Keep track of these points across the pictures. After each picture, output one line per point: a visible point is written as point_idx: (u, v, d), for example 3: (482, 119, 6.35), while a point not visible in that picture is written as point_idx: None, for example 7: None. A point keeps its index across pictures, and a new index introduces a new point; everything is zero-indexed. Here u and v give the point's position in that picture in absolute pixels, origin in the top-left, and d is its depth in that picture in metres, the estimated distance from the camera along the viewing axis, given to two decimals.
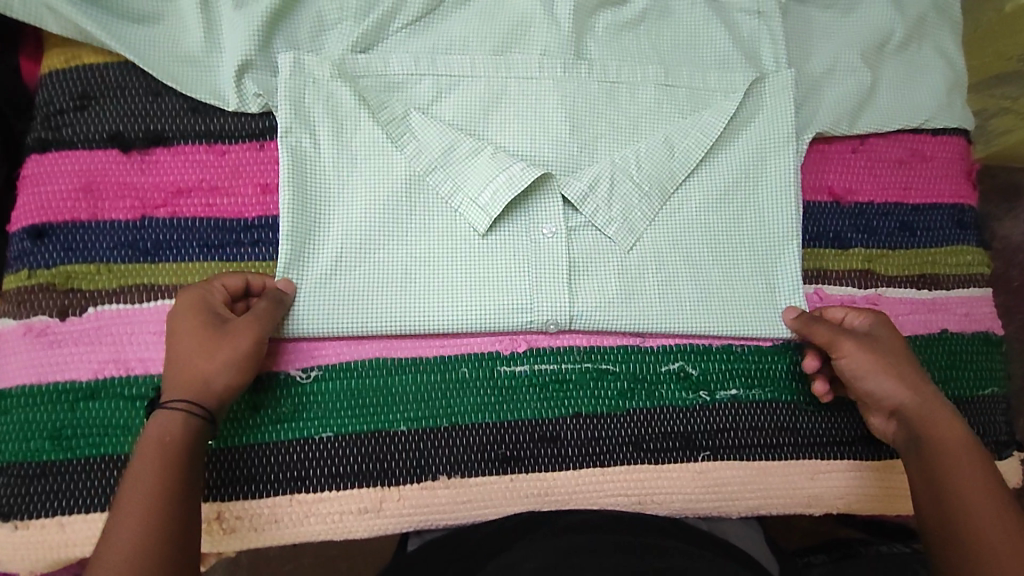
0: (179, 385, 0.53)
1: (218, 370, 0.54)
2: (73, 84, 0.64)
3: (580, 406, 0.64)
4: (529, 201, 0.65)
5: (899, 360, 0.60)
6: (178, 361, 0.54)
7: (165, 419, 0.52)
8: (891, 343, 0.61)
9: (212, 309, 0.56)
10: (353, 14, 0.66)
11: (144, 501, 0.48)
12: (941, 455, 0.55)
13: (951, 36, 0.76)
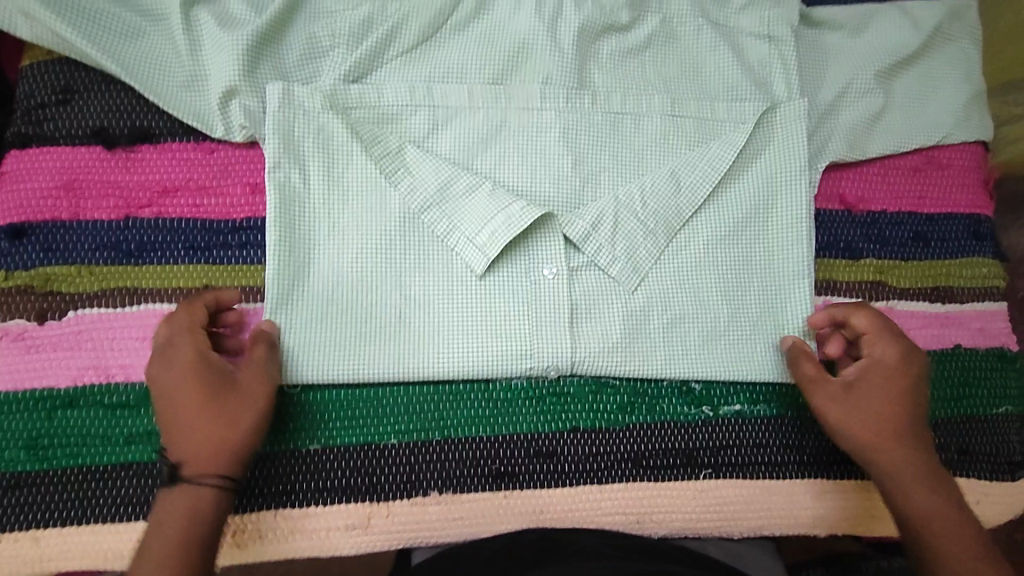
0: (201, 455, 0.51)
1: (241, 433, 0.52)
2: (55, 78, 0.62)
3: (577, 420, 0.62)
4: (529, 242, 0.63)
5: (885, 409, 0.57)
6: (185, 428, 0.51)
7: (180, 492, 0.50)
8: (881, 387, 0.58)
9: (214, 367, 0.53)
10: (346, 41, 0.64)
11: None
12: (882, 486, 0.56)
13: (969, 45, 0.73)
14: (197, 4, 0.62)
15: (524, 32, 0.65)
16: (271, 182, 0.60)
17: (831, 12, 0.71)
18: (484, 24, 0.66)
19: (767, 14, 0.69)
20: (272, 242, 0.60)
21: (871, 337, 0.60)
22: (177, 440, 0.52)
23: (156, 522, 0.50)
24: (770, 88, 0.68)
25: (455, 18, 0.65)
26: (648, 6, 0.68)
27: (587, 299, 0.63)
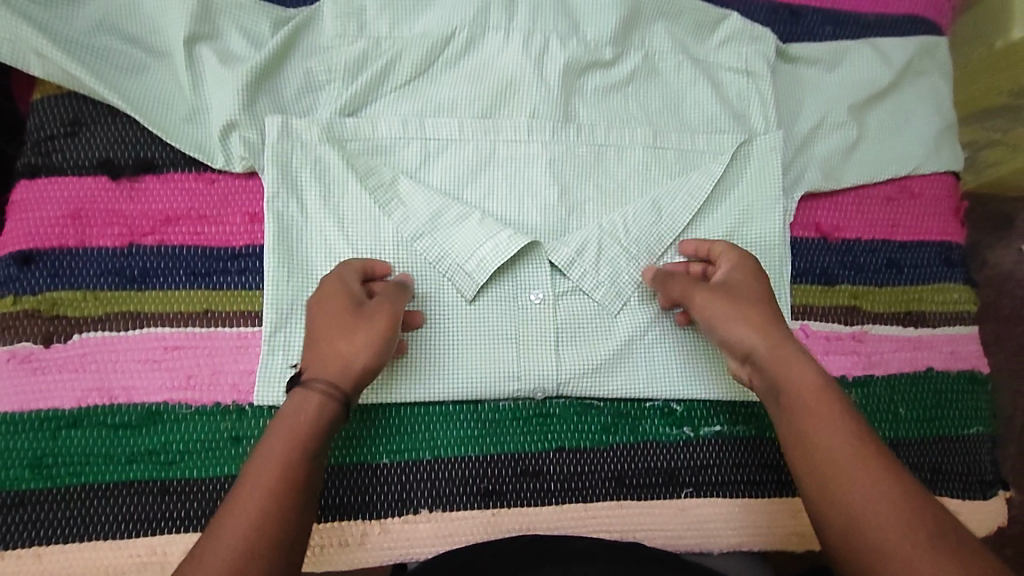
0: (321, 364, 0.54)
1: (357, 351, 0.54)
2: (65, 111, 0.65)
3: (563, 441, 0.64)
4: (516, 267, 0.66)
5: (750, 298, 0.58)
6: (314, 340, 0.55)
7: (298, 398, 0.52)
8: (744, 281, 0.59)
9: (352, 296, 0.57)
10: (342, 75, 0.67)
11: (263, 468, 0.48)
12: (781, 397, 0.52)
13: (939, 80, 0.77)
14: (199, 40, 0.65)
15: (512, 68, 0.68)
16: (271, 212, 0.63)
17: (807, 48, 0.74)
18: (474, 59, 0.69)
19: (745, 50, 0.72)
20: (271, 270, 0.62)
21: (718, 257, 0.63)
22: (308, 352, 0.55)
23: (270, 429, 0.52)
24: (748, 121, 0.71)
25: (446, 54, 0.68)
26: (630, 42, 0.71)
27: (571, 323, 0.65)
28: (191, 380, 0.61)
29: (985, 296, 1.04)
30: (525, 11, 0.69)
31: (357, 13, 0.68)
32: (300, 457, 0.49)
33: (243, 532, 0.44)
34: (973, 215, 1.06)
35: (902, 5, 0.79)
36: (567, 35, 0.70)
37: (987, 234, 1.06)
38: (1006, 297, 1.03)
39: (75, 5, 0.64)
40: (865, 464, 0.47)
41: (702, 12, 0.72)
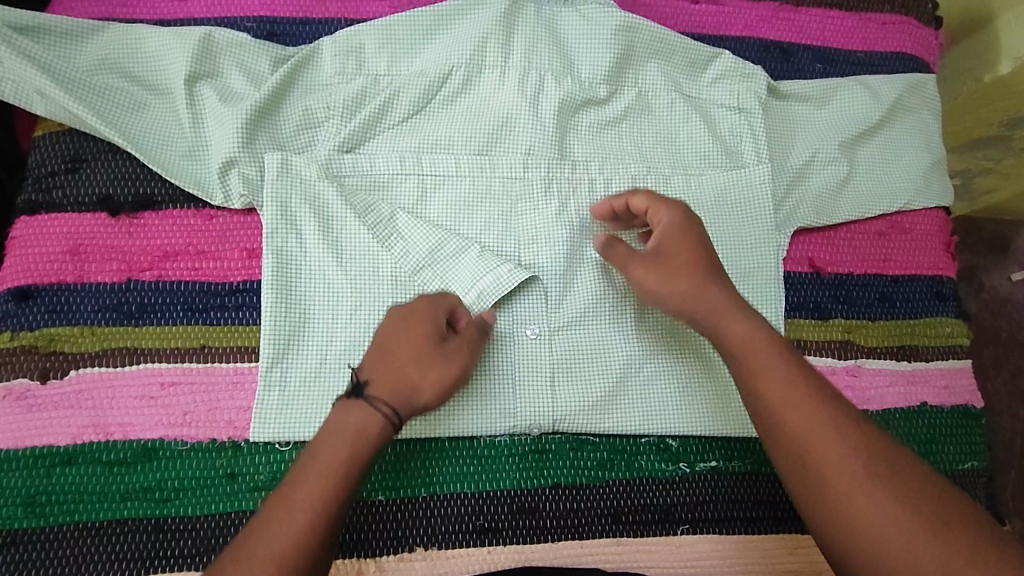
0: (387, 387, 0.55)
1: (425, 386, 0.56)
2: (67, 147, 0.66)
3: (558, 477, 0.64)
4: (512, 302, 0.66)
5: (691, 264, 0.58)
6: (391, 360, 0.56)
7: (357, 411, 0.54)
8: (676, 247, 0.59)
9: (436, 324, 0.58)
10: (341, 112, 0.68)
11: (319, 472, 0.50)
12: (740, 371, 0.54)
13: (928, 116, 0.78)
14: (200, 79, 0.66)
15: (507, 107, 0.70)
16: (270, 247, 0.64)
17: (798, 85, 0.75)
18: (470, 98, 0.70)
19: (737, 87, 0.73)
20: (269, 305, 0.63)
21: (656, 209, 0.61)
22: (377, 364, 0.56)
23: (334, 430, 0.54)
24: (740, 157, 0.72)
25: (443, 92, 0.70)
26: (624, 80, 0.72)
27: (568, 357, 0.66)
28: (187, 417, 0.61)
29: (982, 321, 1.04)
30: (521, 50, 0.70)
31: (356, 51, 0.69)
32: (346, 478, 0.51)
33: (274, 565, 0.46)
34: (969, 239, 1.08)
35: (891, 43, 0.80)
36: (563, 74, 0.71)
37: (982, 258, 1.07)
38: (1001, 321, 1.04)
39: (78, 44, 0.66)
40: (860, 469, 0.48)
41: (695, 50, 0.73)
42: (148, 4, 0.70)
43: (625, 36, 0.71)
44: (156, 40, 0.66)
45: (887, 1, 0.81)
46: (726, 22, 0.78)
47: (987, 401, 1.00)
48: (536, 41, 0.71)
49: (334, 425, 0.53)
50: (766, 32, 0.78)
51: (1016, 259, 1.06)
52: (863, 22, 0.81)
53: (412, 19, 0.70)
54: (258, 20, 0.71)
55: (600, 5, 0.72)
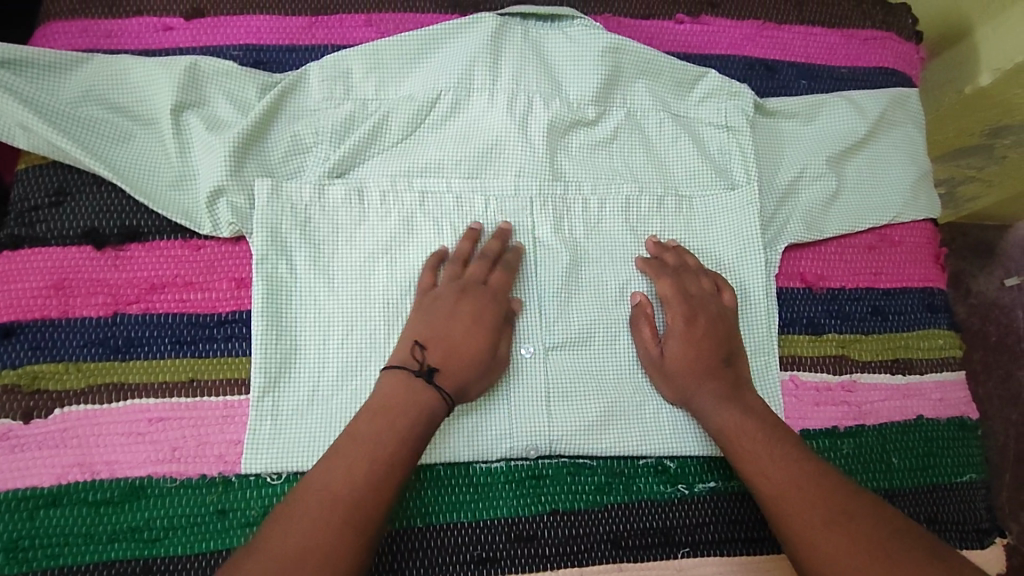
0: (451, 376, 0.59)
1: (475, 382, 0.60)
2: (49, 180, 0.65)
3: (556, 503, 0.63)
4: None
5: (691, 370, 0.63)
6: (458, 349, 0.60)
7: (418, 389, 0.57)
8: (682, 350, 0.64)
9: (495, 326, 0.62)
10: (330, 138, 0.67)
11: (364, 449, 0.54)
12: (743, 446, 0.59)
13: (913, 130, 0.79)
14: (186, 108, 0.66)
15: (497, 130, 0.69)
16: (260, 274, 0.63)
17: (785, 102, 0.76)
18: (460, 121, 0.70)
19: (724, 105, 0.74)
20: (259, 333, 0.62)
21: (670, 307, 0.65)
22: (442, 350, 0.59)
23: (391, 397, 0.57)
24: (729, 175, 0.72)
25: (432, 117, 0.69)
26: (612, 100, 0.72)
27: (565, 378, 0.65)
28: (177, 453, 0.60)
29: (971, 325, 1.05)
30: (509, 72, 0.70)
31: (344, 77, 0.69)
32: (389, 460, 0.54)
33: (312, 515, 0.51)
34: (955, 244, 1.09)
35: (873, 58, 0.81)
36: (552, 95, 0.71)
37: (968, 263, 1.08)
38: (991, 325, 1.05)
39: (61, 76, 0.65)
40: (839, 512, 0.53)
41: (682, 70, 0.73)
42: (132, 34, 0.70)
43: (612, 56, 0.72)
44: (141, 71, 0.66)
45: (868, 17, 0.82)
46: (711, 41, 0.79)
47: (980, 405, 1.01)
48: (524, 63, 0.70)
49: (394, 394, 0.57)
50: (750, 51, 0.79)
51: (1003, 264, 1.07)
52: (846, 38, 0.81)
53: (400, 43, 0.69)
54: (244, 48, 0.71)
55: (588, 27, 0.72)
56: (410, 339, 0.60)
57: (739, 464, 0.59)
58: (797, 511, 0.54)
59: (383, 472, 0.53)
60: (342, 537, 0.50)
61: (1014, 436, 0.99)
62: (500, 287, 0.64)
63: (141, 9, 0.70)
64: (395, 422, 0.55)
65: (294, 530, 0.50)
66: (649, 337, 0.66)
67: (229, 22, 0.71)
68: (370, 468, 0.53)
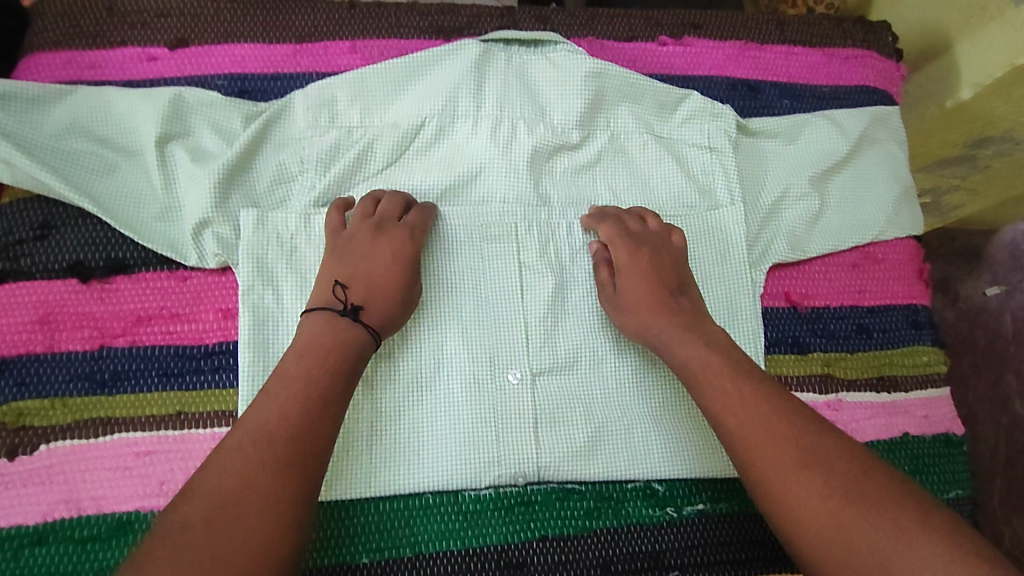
0: (375, 311, 0.60)
1: (397, 314, 0.61)
2: (33, 215, 0.65)
3: (545, 529, 0.63)
4: (494, 349, 0.66)
5: (642, 299, 0.64)
6: (378, 286, 0.61)
7: (344, 327, 0.58)
8: (632, 282, 0.65)
9: (413, 261, 0.63)
10: (316, 166, 0.68)
11: (294, 384, 0.54)
12: (706, 380, 0.58)
13: (895, 148, 0.80)
14: (171, 140, 0.66)
15: (481, 157, 0.70)
16: (247, 305, 0.63)
17: (767, 122, 0.76)
18: (445, 147, 0.70)
19: (707, 126, 0.74)
20: (245, 365, 0.62)
21: (616, 245, 0.66)
22: (362, 287, 0.60)
23: (316, 335, 0.57)
24: (713, 197, 0.73)
25: (417, 143, 0.70)
26: (596, 124, 0.73)
27: (552, 402, 0.65)
28: (164, 487, 0.60)
29: (959, 330, 1.06)
30: (493, 98, 0.71)
31: (329, 104, 0.69)
32: (318, 392, 0.54)
33: (246, 451, 0.51)
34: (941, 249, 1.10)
35: (855, 76, 0.82)
36: (535, 120, 0.71)
37: (955, 268, 1.11)
38: (978, 329, 1.05)
39: (45, 110, 0.65)
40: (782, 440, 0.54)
41: (664, 93, 0.74)
42: (116, 65, 0.70)
43: (596, 81, 0.72)
44: (124, 102, 0.66)
45: (849, 36, 0.83)
46: (694, 63, 0.79)
47: (969, 409, 1.02)
48: (507, 90, 0.71)
49: (318, 330, 0.57)
50: (733, 72, 0.79)
51: (990, 270, 1.08)
52: (827, 57, 0.82)
53: (384, 70, 0.70)
54: (228, 77, 0.71)
55: (570, 52, 0.72)
56: (331, 279, 0.61)
57: (701, 400, 0.58)
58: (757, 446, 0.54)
59: (316, 402, 0.54)
60: (287, 471, 0.50)
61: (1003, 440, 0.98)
62: (415, 222, 0.65)
63: (125, 40, 0.70)
64: (322, 352, 0.56)
65: (234, 470, 0.50)
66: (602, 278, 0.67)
67: (213, 51, 0.71)
68: (300, 402, 0.53)
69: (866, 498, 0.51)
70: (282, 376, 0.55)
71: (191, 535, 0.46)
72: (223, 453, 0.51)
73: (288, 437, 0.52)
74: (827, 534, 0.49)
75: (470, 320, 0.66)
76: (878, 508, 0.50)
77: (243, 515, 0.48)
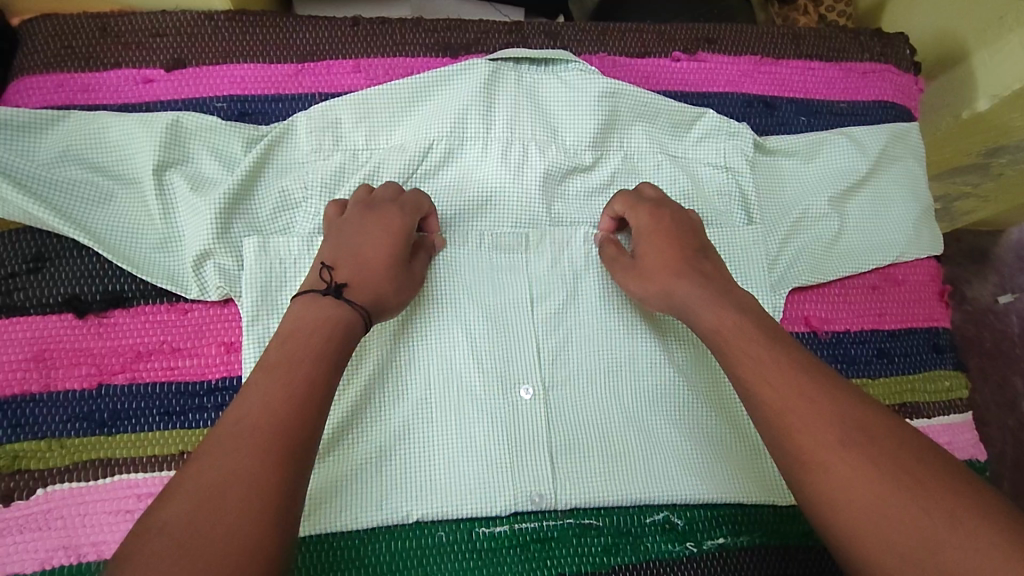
0: (360, 292, 0.56)
1: (389, 289, 0.58)
2: (26, 246, 0.62)
3: (562, 566, 0.61)
4: (505, 366, 0.64)
5: (663, 260, 0.61)
6: (365, 265, 0.57)
7: (328, 304, 0.54)
8: (649, 243, 0.62)
9: (405, 239, 0.60)
10: (320, 192, 0.65)
11: (280, 369, 0.49)
12: (732, 337, 0.53)
13: (914, 166, 0.77)
14: (170, 166, 0.64)
15: (491, 180, 0.68)
16: (251, 336, 0.60)
17: (785, 140, 0.74)
18: (454, 170, 0.68)
19: (723, 146, 0.72)
20: None
21: (634, 211, 0.65)
22: (348, 266, 0.57)
23: (301, 315, 0.53)
24: (730, 218, 0.71)
25: (425, 166, 0.67)
26: (609, 144, 0.71)
27: (567, 424, 0.63)
28: None
29: (966, 332, 1.04)
30: (503, 118, 0.68)
31: (333, 127, 0.66)
32: (307, 373, 0.49)
33: (228, 441, 0.45)
34: (948, 251, 1.08)
35: (872, 91, 0.80)
36: (547, 142, 0.69)
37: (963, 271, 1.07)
38: (986, 333, 1.03)
39: (36, 137, 0.63)
40: (825, 417, 0.47)
41: (680, 111, 0.71)
42: (111, 88, 0.67)
43: (609, 99, 0.70)
44: (119, 127, 0.63)
45: (866, 50, 0.81)
46: (708, 78, 0.77)
47: (978, 412, 1.00)
48: (518, 110, 0.69)
49: (304, 310, 0.53)
50: (749, 88, 0.77)
51: (996, 272, 1.06)
52: (844, 72, 0.80)
53: (390, 92, 0.67)
54: (228, 99, 0.68)
55: (583, 71, 0.70)
56: (319, 263, 0.58)
57: (728, 362, 0.53)
58: (798, 429, 0.47)
59: (305, 383, 0.49)
60: (269, 464, 0.44)
61: (1011, 441, 0.98)
62: (412, 202, 0.62)
63: (119, 61, 0.68)
64: (315, 330, 0.52)
65: (215, 466, 0.44)
66: (613, 247, 0.66)
67: (212, 72, 0.69)
68: (286, 385, 0.48)
69: (929, 477, 0.44)
70: (267, 363, 0.50)
71: (168, 542, 0.41)
72: (202, 445, 0.45)
73: (272, 423, 0.46)
74: (891, 521, 0.42)
75: (482, 345, 0.64)
76: (945, 490, 0.43)
77: (220, 513, 0.42)
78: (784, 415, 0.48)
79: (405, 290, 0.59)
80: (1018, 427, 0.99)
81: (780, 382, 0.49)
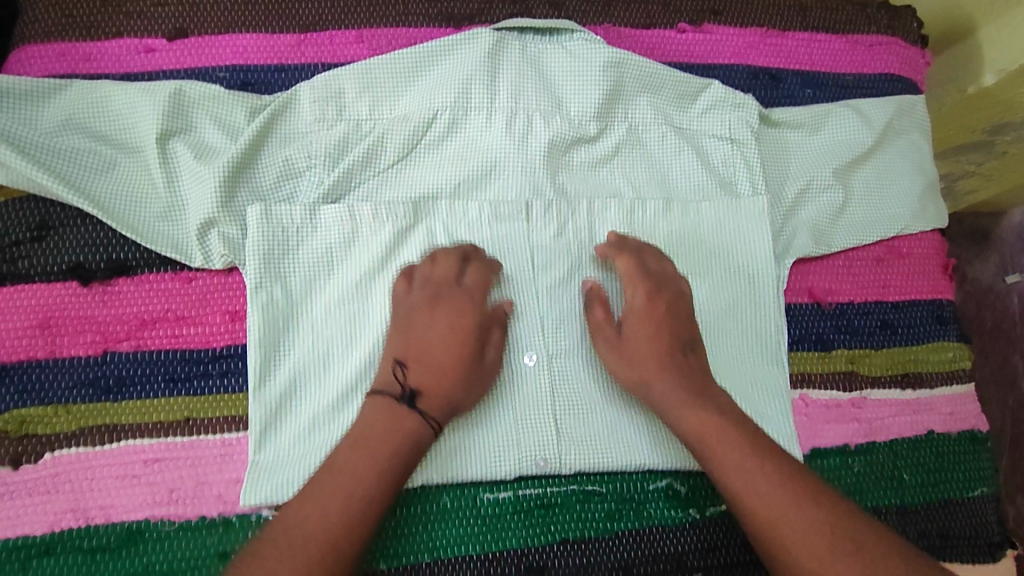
0: (436, 406, 0.57)
1: (464, 394, 0.59)
2: (29, 214, 0.62)
3: (566, 531, 0.62)
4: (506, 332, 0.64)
5: (651, 349, 0.61)
6: (436, 370, 0.58)
7: (402, 414, 0.56)
8: (640, 331, 0.62)
9: (477, 334, 0.61)
10: (324, 161, 0.65)
11: (342, 483, 0.53)
12: (716, 447, 0.56)
13: (919, 139, 0.77)
14: (173, 136, 0.63)
15: (495, 151, 0.67)
16: (256, 302, 0.60)
17: (789, 112, 0.74)
18: (458, 141, 0.67)
19: (727, 117, 0.72)
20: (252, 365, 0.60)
21: (633, 282, 0.64)
22: (420, 368, 0.58)
23: (368, 424, 0.56)
24: (734, 188, 0.71)
25: (430, 136, 0.67)
26: (613, 115, 0.70)
27: (571, 391, 0.64)
28: (174, 494, 0.58)
29: (966, 311, 1.04)
30: (506, 89, 0.68)
31: (336, 96, 0.66)
32: (369, 492, 0.53)
33: (283, 545, 0.50)
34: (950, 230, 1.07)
35: (878, 64, 0.80)
36: (551, 113, 0.69)
37: (964, 251, 1.07)
38: (986, 311, 1.03)
39: (38, 106, 0.63)
40: (822, 545, 0.51)
41: (684, 82, 0.71)
42: (113, 57, 0.67)
43: (613, 71, 0.69)
44: (122, 97, 0.63)
45: (873, 22, 0.81)
46: (713, 50, 0.76)
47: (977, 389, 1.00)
48: (522, 82, 0.68)
49: (369, 417, 0.56)
50: (754, 59, 0.77)
51: (999, 252, 1.05)
52: (850, 44, 0.79)
53: (395, 60, 0.67)
54: (231, 69, 0.68)
55: (588, 42, 0.70)
56: (389, 357, 0.59)
57: (710, 467, 0.56)
58: (794, 540, 0.51)
59: (365, 500, 0.53)
60: None
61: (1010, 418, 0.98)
62: (478, 287, 0.62)
63: (122, 31, 0.68)
64: (381, 446, 0.55)
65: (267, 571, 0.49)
66: (603, 305, 0.64)
67: (214, 41, 0.68)
68: (343, 500, 0.52)
69: None
70: (329, 469, 0.54)
71: None
72: (258, 545, 0.51)
73: (323, 538, 0.51)
74: None
75: None
76: None
77: None
78: (780, 527, 0.52)
79: (483, 387, 0.61)
80: (1017, 406, 0.99)
81: (782, 500, 0.53)
